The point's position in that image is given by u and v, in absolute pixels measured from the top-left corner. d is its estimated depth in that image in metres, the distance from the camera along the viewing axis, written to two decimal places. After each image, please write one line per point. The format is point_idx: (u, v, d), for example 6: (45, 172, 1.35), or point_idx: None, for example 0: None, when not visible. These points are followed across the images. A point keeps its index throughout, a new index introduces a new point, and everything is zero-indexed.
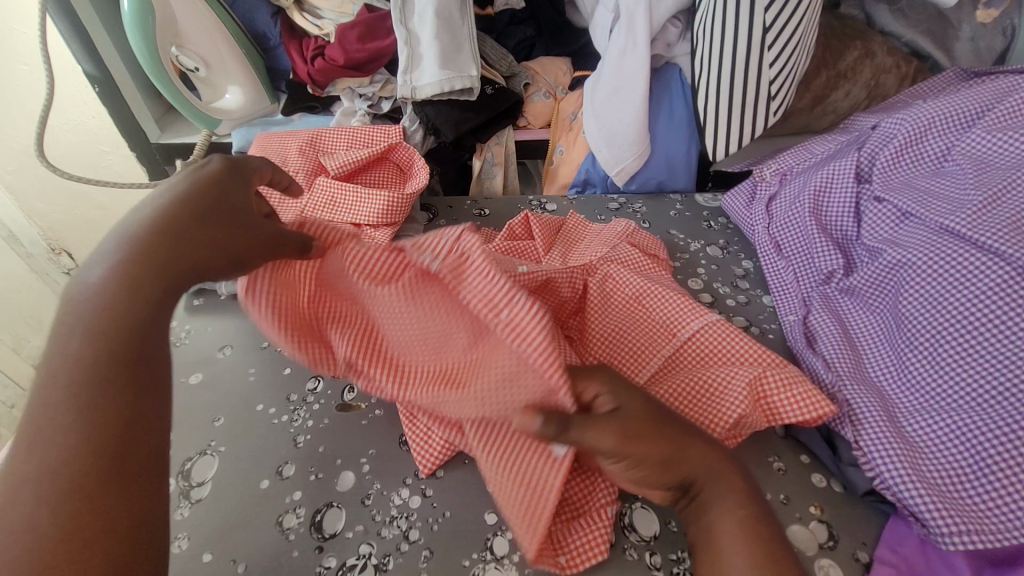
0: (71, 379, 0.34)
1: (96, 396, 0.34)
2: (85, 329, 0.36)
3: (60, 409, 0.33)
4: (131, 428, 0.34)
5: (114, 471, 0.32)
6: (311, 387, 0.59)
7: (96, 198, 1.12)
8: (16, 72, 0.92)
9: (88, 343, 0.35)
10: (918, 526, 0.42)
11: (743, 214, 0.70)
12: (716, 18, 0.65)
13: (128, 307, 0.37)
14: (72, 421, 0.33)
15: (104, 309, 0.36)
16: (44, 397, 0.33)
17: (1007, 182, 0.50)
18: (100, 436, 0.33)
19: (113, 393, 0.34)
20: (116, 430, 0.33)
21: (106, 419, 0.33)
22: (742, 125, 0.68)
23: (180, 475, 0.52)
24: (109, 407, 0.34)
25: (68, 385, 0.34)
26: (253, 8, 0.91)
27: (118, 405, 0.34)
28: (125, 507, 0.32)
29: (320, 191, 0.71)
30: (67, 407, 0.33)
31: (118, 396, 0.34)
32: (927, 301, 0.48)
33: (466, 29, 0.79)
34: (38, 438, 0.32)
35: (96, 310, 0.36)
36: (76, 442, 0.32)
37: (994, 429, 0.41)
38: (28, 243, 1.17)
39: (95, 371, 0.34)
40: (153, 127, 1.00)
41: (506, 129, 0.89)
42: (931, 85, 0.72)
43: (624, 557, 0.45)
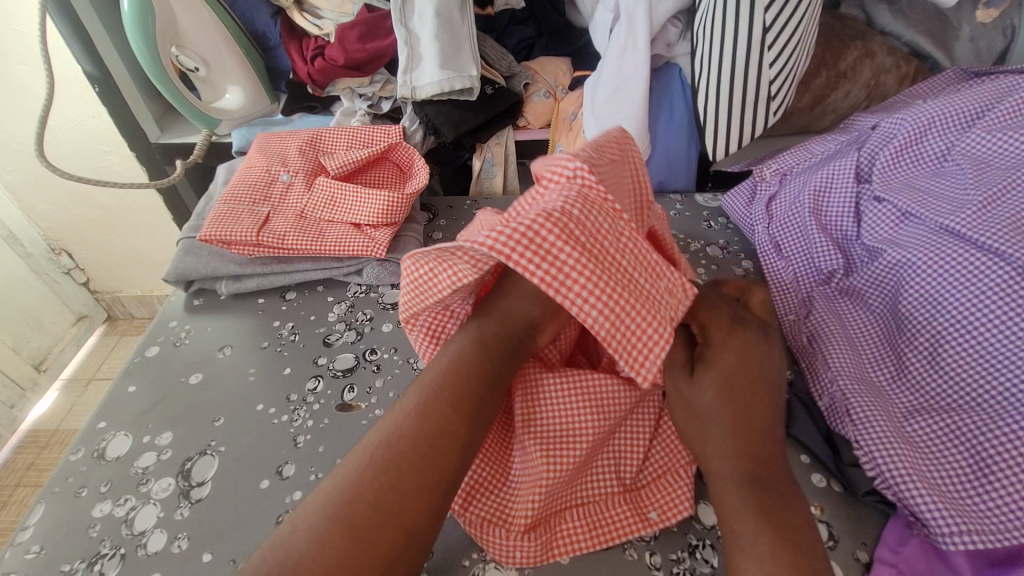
0: (401, 441, 0.38)
1: (350, 506, 0.36)
2: (370, 464, 0.38)
3: (330, 503, 0.36)
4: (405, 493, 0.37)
5: (357, 554, 0.34)
6: (311, 388, 0.59)
7: (94, 199, 1.10)
8: (16, 71, 0.91)
9: (363, 481, 0.37)
10: (918, 527, 0.42)
11: (743, 213, 0.70)
12: (716, 18, 0.64)
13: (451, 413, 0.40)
14: (370, 471, 0.37)
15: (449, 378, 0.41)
16: (353, 471, 0.38)
17: (1006, 182, 0.50)
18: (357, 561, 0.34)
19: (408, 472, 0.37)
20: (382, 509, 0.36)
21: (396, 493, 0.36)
22: (742, 125, 0.69)
23: (180, 474, 0.52)
24: (373, 504, 0.36)
25: (315, 508, 0.36)
26: (253, 8, 0.91)
27: (407, 478, 0.37)
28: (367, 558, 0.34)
29: (321, 191, 0.72)
30: (329, 508, 0.36)
31: (367, 483, 0.37)
32: (928, 302, 0.48)
33: (465, 29, 0.79)
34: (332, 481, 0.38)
35: (416, 433, 0.39)
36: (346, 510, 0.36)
37: (994, 429, 0.42)
38: (29, 243, 1.17)
39: (384, 485, 0.37)
40: (153, 127, 1.00)
41: (506, 129, 0.88)
42: (931, 85, 0.71)
43: (625, 556, 0.45)
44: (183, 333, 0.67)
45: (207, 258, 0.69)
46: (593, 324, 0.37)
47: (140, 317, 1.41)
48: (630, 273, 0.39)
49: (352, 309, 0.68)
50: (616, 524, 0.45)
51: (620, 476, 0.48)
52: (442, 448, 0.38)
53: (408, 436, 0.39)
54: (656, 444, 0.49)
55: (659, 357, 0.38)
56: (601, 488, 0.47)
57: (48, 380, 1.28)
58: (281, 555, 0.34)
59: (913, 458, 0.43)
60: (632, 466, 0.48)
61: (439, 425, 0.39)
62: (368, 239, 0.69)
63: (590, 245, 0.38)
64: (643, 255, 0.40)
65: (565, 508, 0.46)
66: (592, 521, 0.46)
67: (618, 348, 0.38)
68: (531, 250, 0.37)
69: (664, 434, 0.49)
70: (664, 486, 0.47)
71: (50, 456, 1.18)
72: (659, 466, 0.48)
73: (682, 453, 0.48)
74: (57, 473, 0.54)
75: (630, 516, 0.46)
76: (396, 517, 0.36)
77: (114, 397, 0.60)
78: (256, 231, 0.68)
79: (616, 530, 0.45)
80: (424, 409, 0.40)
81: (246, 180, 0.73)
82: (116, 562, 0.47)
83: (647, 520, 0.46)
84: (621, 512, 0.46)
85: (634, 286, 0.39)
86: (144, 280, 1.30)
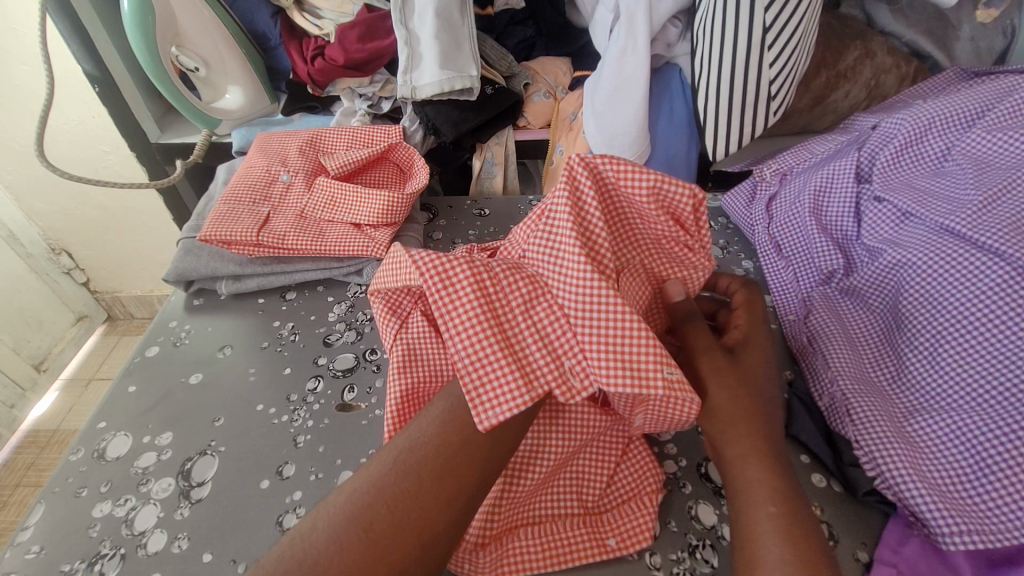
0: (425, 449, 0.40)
1: (369, 508, 0.37)
2: (392, 469, 0.39)
3: (351, 505, 0.38)
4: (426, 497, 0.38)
5: (377, 550, 0.36)
6: (311, 388, 0.59)
7: (93, 198, 1.10)
8: (15, 71, 0.91)
9: (386, 487, 0.38)
10: (919, 527, 0.42)
11: (744, 213, 0.70)
12: (716, 18, 0.64)
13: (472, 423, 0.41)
14: (391, 474, 0.39)
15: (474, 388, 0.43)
16: (377, 474, 0.39)
17: (1006, 182, 0.50)
18: (369, 559, 0.35)
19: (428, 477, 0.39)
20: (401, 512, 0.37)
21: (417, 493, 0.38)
22: (742, 125, 0.69)
23: (180, 474, 0.52)
24: (393, 508, 0.37)
25: (336, 511, 0.38)
26: (253, 8, 0.91)
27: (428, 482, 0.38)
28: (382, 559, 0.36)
29: (321, 191, 0.72)
30: (350, 508, 0.38)
31: (389, 488, 0.38)
32: (928, 302, 0.48)
33: (465, 29, 0.79)
34: (355, 485, 0.39)
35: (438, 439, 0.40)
36: (367, 516, 0.37)
37: (993, 429, 0.42)
38: (28, 243, 1.17)
39: (402, 490, 0.38)
40: (153, 128, 1.00)
41: (506, 129, 0.89)
42: (931, 85, 0.71)
43: (624, 557, 0.45)
44: (183, 333, 0.67)
45: (207, 258, 0.69)
46: (458, 359, 0.40)
47: (140, 317, 1.41)
48: (525, 344, 0.41)
49: (352, 309, 0.68)
50: (568, 545, 0.45)
51: (585, 495, 0.47)
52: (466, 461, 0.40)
53: (432, 440, 0.40)
54: (624, 470, 0.49)
55: (507, 409, 0.39)
56: (562, 509, 0.47)
57: (48, 380, 1.28)
58: (302, 554, 0.36)
59: (913, 457, 0.43)
60: (595, 489, 0.48)
61: (466, 423, 0.41)
62: (368, 239, 0.69)
63: (493, 304, 0.41)
64: (552, 333, 0.41)
65: (520, 524, 0.46)
66: (546, 541, 0.45)
67: (472, 387, 0.39)
68: (438, 282, 0.41)
69: (633, 457, 0.49)
70: (628, 513, 0.46)
71: (50, 456, 1.18)
72: (626, 491, 0.48)
73: (650, 480, 0.48)
74: (57, 473, 0.54)
75: (585, 539, 0.45)
76: (413, 521, 0.37)
77: (114, 397, 0.60)
78: (256, 231, 0.68)
79: (569, 550, 0.44)
80: (449, 415, 0.41)
81: (247, 180, 0.73)
82: (116, 562, 0.47)
83: (605, 546, 0.44)
84: (577, 534, 0.45)
85: (515, 347, 0.41)
86: (145, 280, 1.30)
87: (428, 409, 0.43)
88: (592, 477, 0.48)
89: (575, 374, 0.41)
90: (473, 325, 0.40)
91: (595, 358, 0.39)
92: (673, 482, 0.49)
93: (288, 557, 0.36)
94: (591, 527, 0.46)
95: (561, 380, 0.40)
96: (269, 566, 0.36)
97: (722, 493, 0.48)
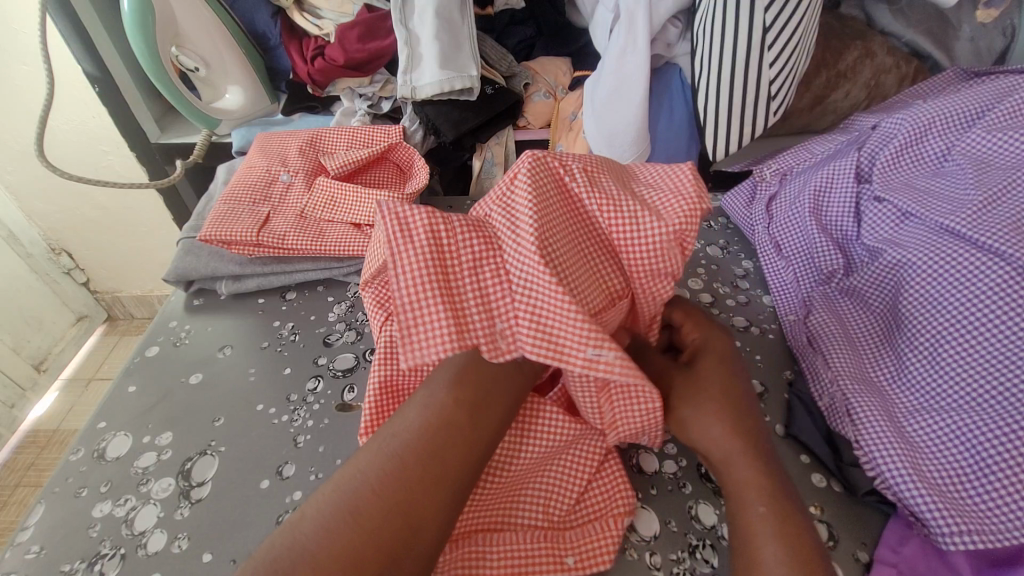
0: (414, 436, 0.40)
1: (358, 498, 0.37)
2: (380, 458, 0.39)
3: (341, 496, 0.38)
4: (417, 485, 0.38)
5: (368, 539, 0.35)
6: (311, 387, 0.59)
7: (93, 198, 1.10)
8: (15, 71, 0.91)
9: (375, 476, 0.38)
10: (919, 527, 0.42)
11: (744, 213, 0.70)
12: (716, 18, 0.64)
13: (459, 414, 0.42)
14: (381, 463, 0.39)
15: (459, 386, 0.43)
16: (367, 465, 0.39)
17: (1006, 182, 0.50)
18: (358, 549, 0.35)
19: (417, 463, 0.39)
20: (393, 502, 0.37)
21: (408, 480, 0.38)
22: (742, 125, 0.68)
23: (180, 474, 0.52)
24: (384, 497, 0.37)
25: (325, 502, 0.37)
26: (253, 8, 0.91)
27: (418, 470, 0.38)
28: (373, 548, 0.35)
29: (320, 191, 0.72)
30: (340, 498, 0.37)
31: (378, 476, 0.38)
32: (928, 301, 0.48)
33: (465, 29, 0.79)
34: (344, 475, 0.39)
35: (424, 428, 0.41)
36: (356, 505, 0.37)
37: (994, 430, 0.42)
38: (28, 243, 1.17)
39: (391, 478, 0.38)
40: (154, 128, 0.99)
41: (506, 129, 0.89)
42: (931, 84, 0.72)
43: (624, 557, 0.45)
44: (183, 333, 0.67)
45: (208, 258, 0.69)
46: (395, 297, 0.38)
47: (140, 317, 1.41)
48: (464, 300, 0.40)
49: (352, 309, 0.68)
50: (527, 560, 0.43)
51: (553, 508, 0.45)
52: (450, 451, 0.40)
53: (419, 430, 0.41)
54: (595, 486, 0.47)
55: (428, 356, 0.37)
56: (525, 520, 0.45)
57: (48, 380, 1.28)
58: (294, 544, 0.35)
59: (913, 458, 0.43)
60: (563, 503, 0.46)
61: (446, 418, 0.41)
62: (368, 238, 0.69)
63: (442, 256, 0.40)
64: (494, 297, 0.40)
65: (477, 529, 0.44)
66: (508, 554, 0.43)
67: (404, 332, 0.38)
68: (397, 232, 0.40)
69: (606, 474, 0.47)
70: (593, 531, 0.44)
71: (50, 456, 1.18)
72: (596, 508, 0.46)
73: (621, 500, 0.45)
74: (57, 473, 0.54)
75: (544, 555, 0.43)
76: (401, 509, 0.37)
77: (114, 397, 0.60)
78: (256, 231, 0.68)
79: (527, 563, 0.43)
80: (432, 402, 0.42)
81: (247, 179, 0.73)
82: (116, 562, 0.47)
83: (562, 564, 0.43)
84: (539, 548, 0.43)
85: (454, 300, 0.39)
86: (144, 280, 1.30)
87: (409, 402, 0.43)
88: (560, 490, 0.46)
89: (505, 337, 0.40)
90: (419, 272, 0.39)
91: (530, 331, 0.39)
92: (673, 482, 0.49)
93: (280, 549, 0.35)
94: (552, 543, 0.44)
95: (491, 340, 0.39)
96: (260, 560, 0.35)
97: (722, 493, 0.48)
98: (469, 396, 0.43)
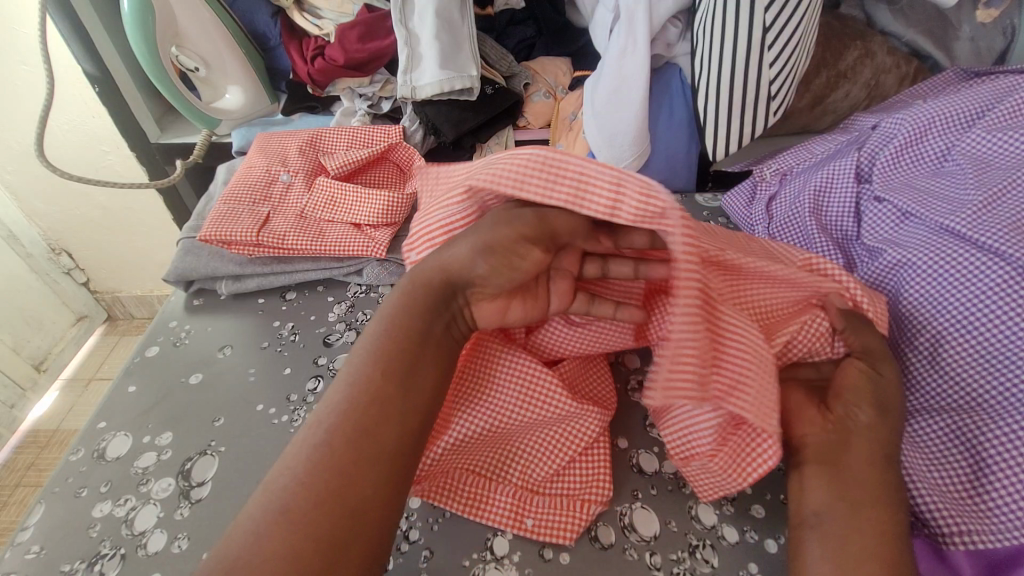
0: (348, 412, 0.39)
1: (298, 492, 0.36)
2: (315, 448, 0.38)
3: (280, 496, 0.36)
4: (360, 459, 0.38)
5: (318, 529, 0.35)
6: (311, 388, 0.59)
7: (93, 198, 1.10)
8: (15, 72, 0.91)
9: (314, 462, 0.37)
10: (918, 527, 0.42)
11: (743, 213, 0.70)
12: (716, 18, 0.65)
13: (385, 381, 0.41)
14: (313, 449, 0.38)
15: (379, 353, 0.42)
16: (306, 453, 0.38)
17: (1006, 182, 0.50)
18: (315, 541, 0.34)
19: (358, 439, 0.38)
20: (340, 482, 0.37)
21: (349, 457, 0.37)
22: (742, 125, 0.68)
23: (180, 474, 0.52)
24: (330, 483, 0.36)
25: (265, 504, 0.36)
26: (253, 8, 0.91)
27: (356, 448, 0.38)
28: (326, 535, 0.35)
29: (320, 191, 0.72)
30: (283, 498, 0.36)
31: (317, 464, 0.37)
32: (928, 302, 0.48)
33: (465, 29, 0.79)
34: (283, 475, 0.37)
35: (350, 405, 0.40)
36: (302, 497, 0.36)
37: (994, 430, 0.41)
38: (29, 244, 1.17)
39: (327, 462, 0.37)
40: (153, 127, 0.99)
41: (506, 129, 0.87)
42: (932, 85, 0.71)
43: (625, 557, 0.45)
44: (183, 333, 0.67)
45: (208, 258, 0.69)
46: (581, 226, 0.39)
47: (140, 317, 1.41)
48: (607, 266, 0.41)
49: (352, 309, 0.68)
50: (497, 514, 0.46)
51: (527, 471, 0.48)
52: (381, 419, 0.39)
53: (351, 410, 0.39)
54: (575, 466, 0.48)
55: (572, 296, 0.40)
56: (500, 471, 0.48)
57: (48, 380, 1.28)
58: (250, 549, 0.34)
59: (913, 458, 0.43)
60: (538, 470, 0.48)
61: (373, 392, 0.40)
62: (368, 238, 0.69)
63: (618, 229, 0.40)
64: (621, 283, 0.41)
65: (454, 467, 0.48)
66: (475, 494, 0.47)
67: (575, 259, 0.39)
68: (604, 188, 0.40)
69: (592, 460, 0.48)
70: (558, 508, 0.46)
71: (50, 456, 1.18)
72: (570, 488, 0.47)
73: (598, 486, 0.47)
74: (57, 473, 0.54)
75: (513, 514, 0.46)
76: (342, 490, 0.36)
77: (114, 398, 0.60)
78: (256, 231, 0.68)
79: (491, 509, 0.47)
80: (359, 377, 0.41)
81: (247, 180, 0.73)
82: (116, 562, 0.47)
83: (523, 525, 0.46)
84: (506, 502, 0.47)
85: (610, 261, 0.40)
86: (145, 280, 1.30)
87: (342, 370, 0.43)
88: (538, 458, 0.48)
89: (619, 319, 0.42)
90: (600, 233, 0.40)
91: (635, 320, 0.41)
92: (674, 482, 0.49)
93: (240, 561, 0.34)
94: (519, 503, 0.47)
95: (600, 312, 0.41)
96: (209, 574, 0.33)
97: (723, 493, 0.48)
98: (399, 364, 0.42)
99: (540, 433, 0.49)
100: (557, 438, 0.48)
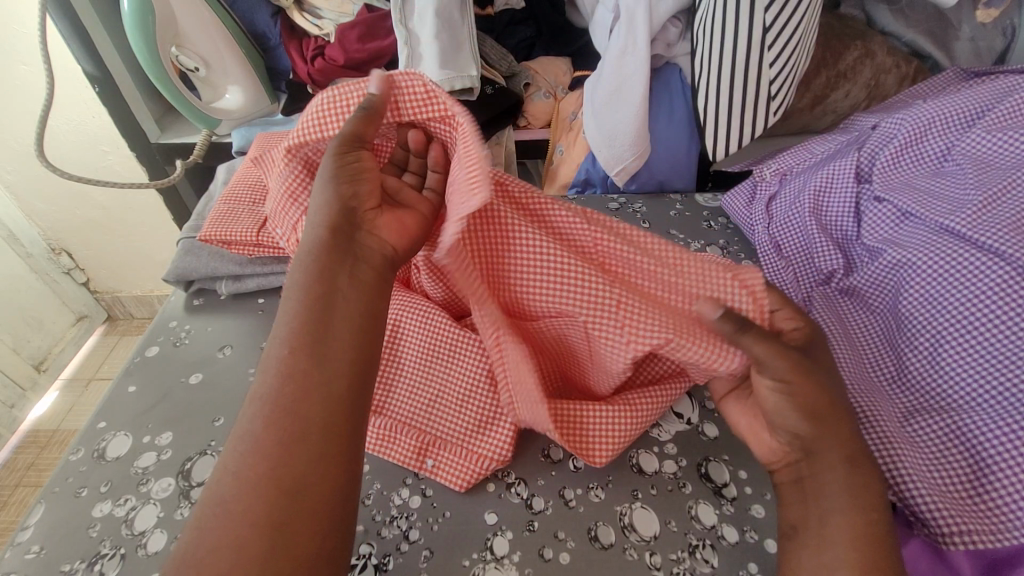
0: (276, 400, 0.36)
1: (237, 503, 0.33)
2: (242, 452, 0.35)
3: (223, 512, 0.33)
4: (301, 449, 0.35)
5: (283, 534, 0.33)
6: None
7: (93, 198, 1.10)
8: (16, 71, 0.91)
9: (247, 462, 0.34)
10: (918, 527, 0.42)
11: (743, 213, 0.70)
12: (716, 18, 0.65)
13: (299, 355, 0.37)
14: (255, 451, 0.35)
15: (301, 319, 0.38)
16: (243, 455, 0.35)
17: (1007, 182, 0.50)
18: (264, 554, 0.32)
19: (290, 428, 0.35)
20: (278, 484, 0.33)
21: (288, 453, 0.34)
22: (742, 125, 0.68)
23: (180, 474, 0.52)
24: (268, 481, 0.34)
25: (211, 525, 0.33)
26: (253, 8, 0.91)
27: (294, 439, 0.35)
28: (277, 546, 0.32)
29: None
30: (227, 513, 0.33)
31: (256, 468, 0.34)
32: (927, 301, 0.48)
33: (465, 29, 0.79)
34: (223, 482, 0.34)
35: (280, 391, 0.36)
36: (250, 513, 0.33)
37: (995, 429, 0.41)
38: (29, 243, 1.17)
39: (271, 462, 0.34)
40: (154, 127, 1.01)
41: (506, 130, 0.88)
42: (932, 84, 0.71)
43: (625, 557, 0.45)
44: (183, 333, 0.67)
45: (208, 258, 0.70)
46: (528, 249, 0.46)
47: (140, 317, 1.41)
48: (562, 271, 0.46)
49: None
50: (405, 451, 0.51)
51: (448, 423, 0.52)
52: (307, 398, 0.36)
53: (280, 396, 0.36)
54: (484, 434, 0.50)
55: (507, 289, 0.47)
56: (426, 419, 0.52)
57: (48, 380, 1.28)
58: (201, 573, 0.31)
59: (914, 457, 0.43)
60: (451, 424, 0.51)
61: (295, 369, 0.37)
62: None
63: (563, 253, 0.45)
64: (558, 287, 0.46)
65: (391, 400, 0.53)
66: (396, 426, 0.52)
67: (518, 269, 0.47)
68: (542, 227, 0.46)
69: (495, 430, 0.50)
70: (457, 460, 0.50)
71: (50, 456, 1.18)
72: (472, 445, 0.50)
73: (497, 449, 0.49)
74: (58, 473, 0.54)
75: (420, 453, 0.51)
76: (288, 487, 0.34)
77: (114, 398, 0.60)
78: (256, 231, 0.67)
79: (405, 444, 0.51)
80: (280, 356, 0.37)
81: (247, 179, 0.73)
82: (116, 562, 0.47)
83: (424, 465, 0.50)
84: (418, 442, 0.51)
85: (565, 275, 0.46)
86: (145, 280, 1.30)
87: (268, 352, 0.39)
88: (455, 413, 0.52)
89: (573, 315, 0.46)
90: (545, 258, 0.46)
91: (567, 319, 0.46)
92: (673, 482, 0.49)
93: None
94: (428, 444, 0.51)
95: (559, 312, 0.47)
96: None
97: (722, 493, 0.48)
98: (318, 331, 0.38)
99: (467, 393, 0.52)
100: (476, 401, 0.51)
